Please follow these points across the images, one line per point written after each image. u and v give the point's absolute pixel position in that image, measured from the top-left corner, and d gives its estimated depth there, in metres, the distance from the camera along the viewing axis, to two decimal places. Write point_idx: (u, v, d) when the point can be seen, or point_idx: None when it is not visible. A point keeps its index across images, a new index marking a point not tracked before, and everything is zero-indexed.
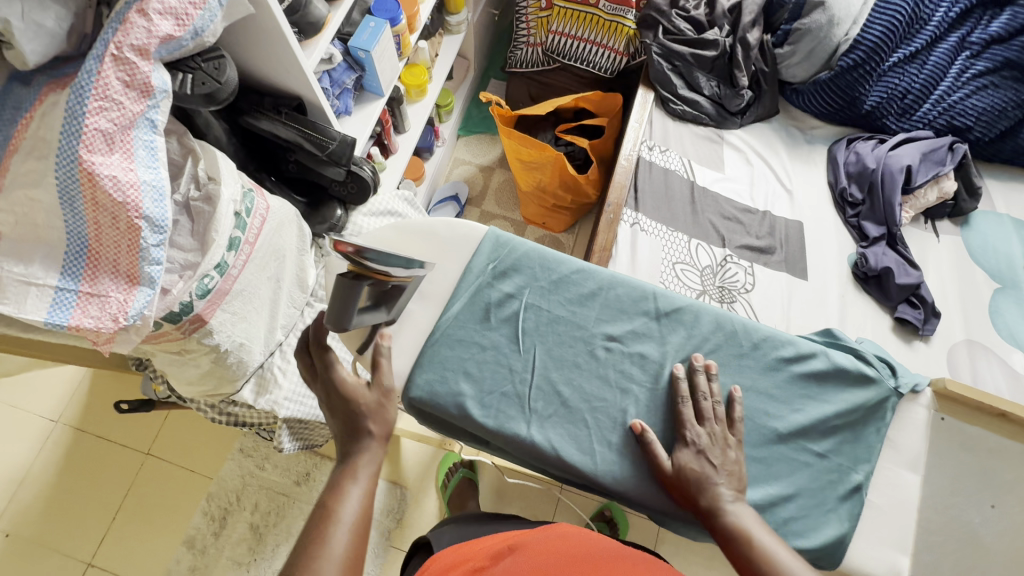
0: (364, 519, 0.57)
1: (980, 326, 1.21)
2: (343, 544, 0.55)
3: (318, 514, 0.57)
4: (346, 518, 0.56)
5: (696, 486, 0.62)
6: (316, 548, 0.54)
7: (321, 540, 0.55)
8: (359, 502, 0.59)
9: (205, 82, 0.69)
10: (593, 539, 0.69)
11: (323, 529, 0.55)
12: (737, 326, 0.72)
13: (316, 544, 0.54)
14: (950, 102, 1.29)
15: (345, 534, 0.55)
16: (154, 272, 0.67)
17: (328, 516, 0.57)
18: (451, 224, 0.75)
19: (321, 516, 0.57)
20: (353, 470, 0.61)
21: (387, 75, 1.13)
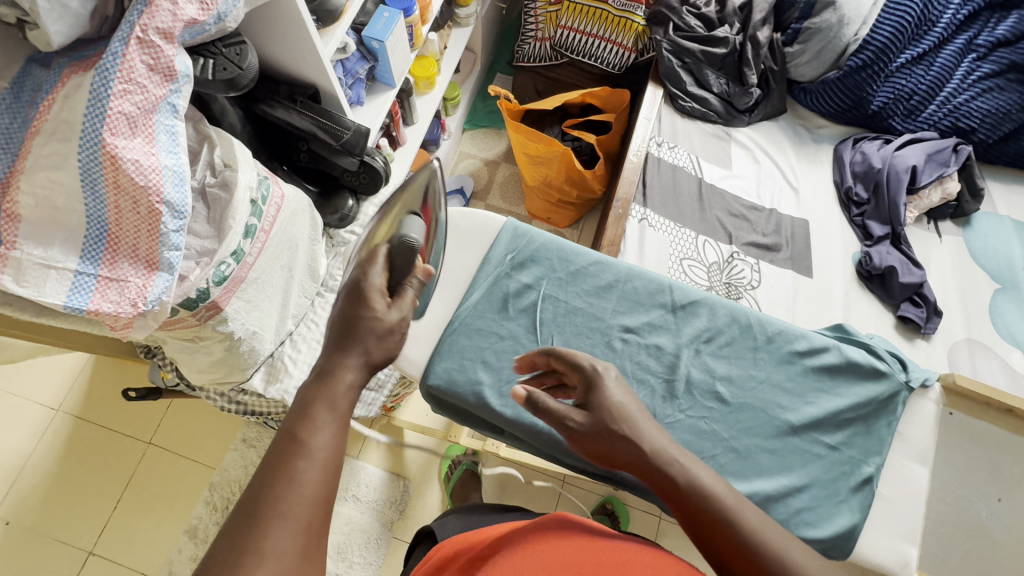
0: (342, 457, 0.43)
1: (980, 325, 1.23)
2: (313, 482, 0.40)
3: (283, 437, 0.42)
4: (316, 450, 0.41)
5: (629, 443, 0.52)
6: (279, 489, 0.39)
7: (283, 476, 0.40)
8: (333, 434, 0.43)
9: (227, 68, 0.69)
10: (596, 527, 0.66)
11: (285, 464, 0.40)
12: (751, 319, 0.73)
13: (281, 476, 0.40)
14: (955, 104, 1.31)
15: (315, 472, 0.41)
16: (173, 257, 0.67)
17: (294, 444, 0.42)
18: (470, 214, 0.77)
19: (285, 441, 0.42)
20: (333, 388, 0.45)
21: (399, 66, 1.13)
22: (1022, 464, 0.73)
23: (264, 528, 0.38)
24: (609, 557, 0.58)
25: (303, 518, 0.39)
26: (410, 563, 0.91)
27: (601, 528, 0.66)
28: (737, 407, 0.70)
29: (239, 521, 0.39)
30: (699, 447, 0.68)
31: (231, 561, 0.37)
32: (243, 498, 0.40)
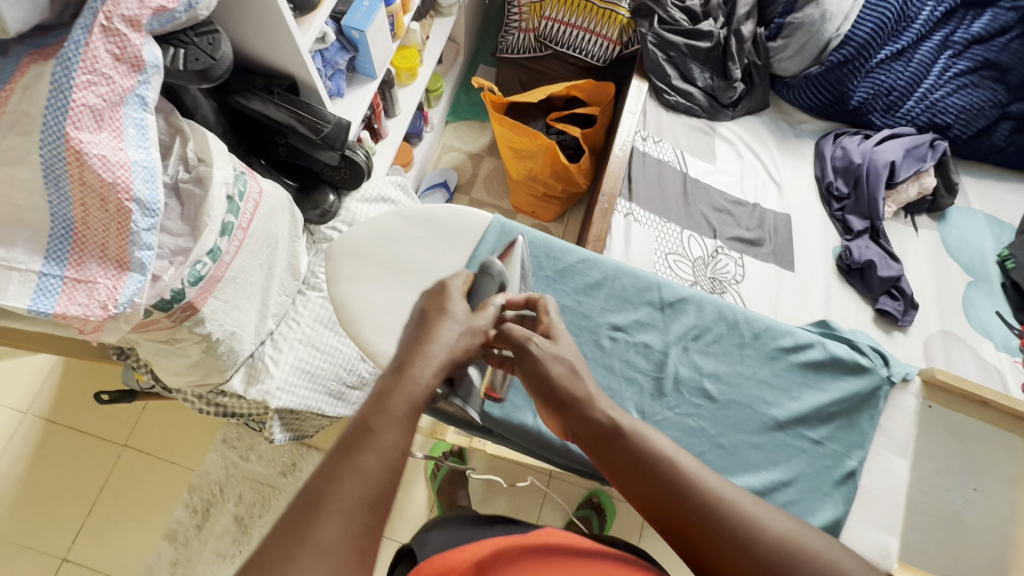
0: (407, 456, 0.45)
1: (954, 317, 1.26)
2: (375, 473, 0.43)
3: (354, 427, 0.45)
4: (385, 446, 0.44)
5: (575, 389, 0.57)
6: (346, 477, 0.42)
7: (351, 465, 0.43)
8: (402, 435, 0.46)
9: (199, 58, 0.65)
10: (579, 545, 0.64)
11: (354, 452, 0.43)
12: (738, 316, 0.73)
13: (346, 463, 0.42)
14: (932, 99, 1.33)
15: (381, 465, 0.43)
16: (145, 257, 0.64)
17: (364, 435, 0.45)
18: (455, 211, 0.75)
19: (357, 432, 0.45)
20: (408, 386, 0.49)
21: (380, 57, 1.10)
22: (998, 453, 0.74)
23: (323, 511, 0.40)
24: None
25: (357, 509, 0.41)
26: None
27: (585, 545, 0.64)
28: (724, 404, 0.70)
29: (302, 504, 0.41)
30: (687, 444, 0.68)
31: (289, 538, 0.39)
32: (308, 483, 0.42)
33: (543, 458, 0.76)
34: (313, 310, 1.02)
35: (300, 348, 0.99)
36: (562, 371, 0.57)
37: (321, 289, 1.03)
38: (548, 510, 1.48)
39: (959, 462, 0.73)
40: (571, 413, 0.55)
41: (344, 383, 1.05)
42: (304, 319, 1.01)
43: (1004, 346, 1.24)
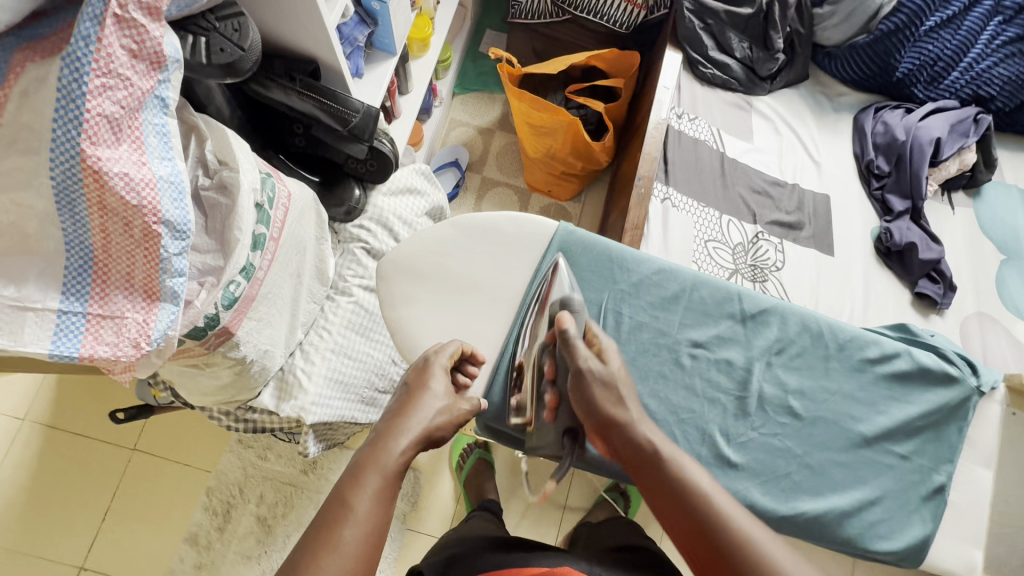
0: (381, 521, 0.50)
1: (989, 298, 1.24)
2: (353, 542, 0.48)
3: (336, 499, 0.51)
4: (361, 518, 0.49)
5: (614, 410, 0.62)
6: (325, 554, 0.47)
7: (331, 541, 0.47)
8: (376, 502, 0.51)
9: (224, 48, 0.56)
10: None
11: (334, 527, 0.48)
12: (822, 326, 0.73)
13: (325, 533, 0.48)
14: (978, 71, 1.27)
15: (359, 539, 0.48)
16: (177, 285, 0.55)
17: (341, 507, 0.50)
18: (517, 219, 0.77)
19: (336, 505, 0.50)
20: (381, 458, 0.54)
21: (400, 31, 0.98)
22: None
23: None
24: None
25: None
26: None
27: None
28: (810, 422, 0.70)
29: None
30: (775, 465, 0.69)
31: None
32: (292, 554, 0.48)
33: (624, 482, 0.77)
34: (344, 316, 0.94)
35: (332, 358, 0.91)
36: (607, 394, 0.62)
37: (351, 293, 0.95)
38: (575, 498, 1.45)
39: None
40: (615, 429, 0.61)
41: (377, 389, 0.99)
42: (335, 327, 0.93)
43: None
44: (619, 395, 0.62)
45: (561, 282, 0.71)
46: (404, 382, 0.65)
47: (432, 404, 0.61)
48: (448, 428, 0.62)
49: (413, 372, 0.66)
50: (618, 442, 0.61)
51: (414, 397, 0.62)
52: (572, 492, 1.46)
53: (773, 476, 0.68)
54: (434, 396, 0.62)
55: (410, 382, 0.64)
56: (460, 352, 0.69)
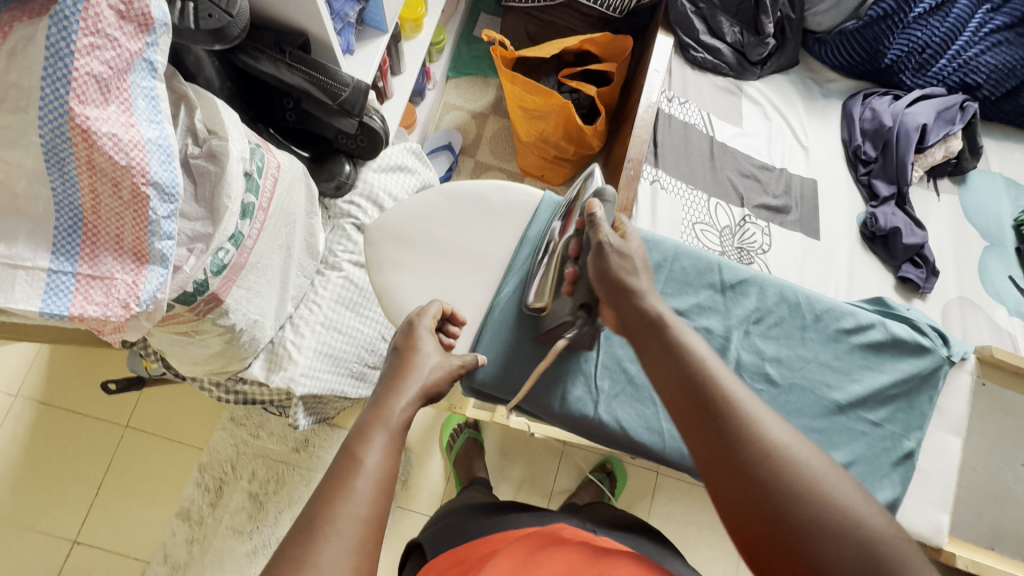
0: (391, 473, 0.53)
1: (971, 283, 1.26)
2: (367, 492, 0.50)
3: (344, 455, 0.53)
4: (373, 468, 0.52)
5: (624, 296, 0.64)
6: (341, 502, 0.49)
7: (334, 489, 0.49)
8: (383, 454, 0.54)
9: (212, 13, 0.57)
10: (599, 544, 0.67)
11: (345, 479, 0.50)
12: (800, 297, 0.75)
13: (337, 483, 0.50)
14: (965, 58, 1.29)
15: (348, 484, 0.50)
16: (166, 247, 0.56)
17: (352, 462, 0.52)
18: (503, 188, 0.78)
19: (346, 460, 0.52)
20: (384, 417, 0.58)
21: (391, 9, 0.99)
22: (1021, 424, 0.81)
23: (326, 530, 0.46)
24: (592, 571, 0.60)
25: (358, 532, 0.47)
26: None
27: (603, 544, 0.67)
28: (786, 389, 0.73)
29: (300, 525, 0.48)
30: None
31: (294, 552, 0.45)
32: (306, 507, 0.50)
33: (614, 449, 0.79)
34: (334, 291, 0.95)
35: (322, 332, 0.93)
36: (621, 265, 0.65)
37: (341, 268, 0.96)
38: (564, 478, 1.47)
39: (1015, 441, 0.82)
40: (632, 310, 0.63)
41: (367, 363, 1.00)
42: (326, 301, 0.94)
43: (1016, 311, 1.24)
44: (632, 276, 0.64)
45: (595, 185, 0.73)
46: (393, 343, 0.69)
47: (426, 364, 0.65)
48: (442, 383, 0.65)
49: (400, 339, 0.69)
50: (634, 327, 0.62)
51: (407, 360, 0.65)
52: (561, 473, 1.48)
53: None
54: (425, 355, 0.66)
55: (399, 343, 0.67)
56: (440, 311, 0.72)
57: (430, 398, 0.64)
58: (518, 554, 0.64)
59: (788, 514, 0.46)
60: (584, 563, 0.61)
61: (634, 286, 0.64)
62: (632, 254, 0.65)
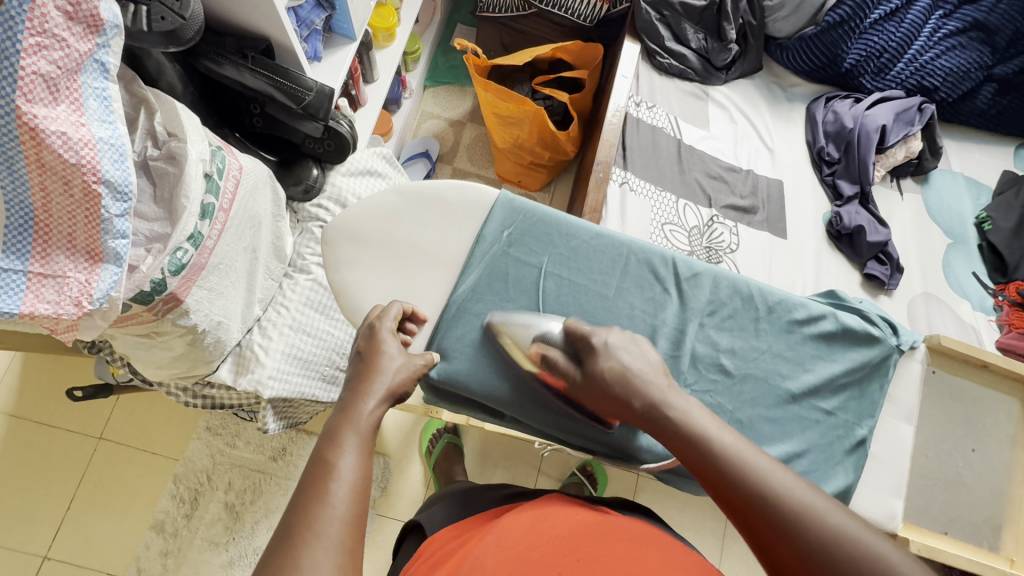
0: (365, 473, 0.53)
1: (936, 279, 1.28)
2: (344, 498, 0.50)
3: (315, 461, 0.53)
4: (345, 472, 0.52)
5: (622, 397, 0.64)
6: (318, 506, 0.49)
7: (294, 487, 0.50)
8: (356, 456, 0.54)
9: (165, 16, 0.58)
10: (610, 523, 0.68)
11: (320, 485, 0.50)
12: (753, 289, 0.78)
13: (312, 490, 0.50)
14: (921, 62, 1.33)
15: (307, 492, 0.50)
16: (120, 246, 0.57)
17: (325, 468, 0.52)
18: (459, 187, 0.80)
19: (318, 466, 0.52)
20: (352, 421, 0.58)
21: (359, 16, 1.01)
22: (966, 411, 0.85)
23: (305, 534, 0.47)
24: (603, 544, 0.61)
25: (339, 532, 0.48)
26: (400, 553, 0.85)
27: (615, 523, 0.68)
28: (740, 379, 0.76)
29: (278, 540, 0.47)
30: None
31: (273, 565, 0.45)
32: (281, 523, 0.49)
33: (576, 441, 0.78)
34: (301, 293, 0.96)
35: (290, 334, 0.93)
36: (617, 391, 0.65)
37: (309, 271, 0.97)
38: (544, 482, 1.47)
39: (963, 426, 0.85)
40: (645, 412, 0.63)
41: (338, 366, 1.00)
42: (293, 303, 0.94)
43: (981, 306, 1.27)
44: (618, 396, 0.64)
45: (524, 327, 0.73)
46: (355, 342, 0.70)
47: (385, 366, 0.65)
48: (409, 383, 0.66)
49: (360, 340, 0.69)
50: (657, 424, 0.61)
51: (371, 361, 0.65)
52: (541, 476, 1.48)
53: None
54: (389, 356, 0.66)
55: (362, 347, 0.67)
56: (401, 312, 0.72)
57: (395, 396, 0.64)
58: (524, 525, 0.64)
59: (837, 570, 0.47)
60: (590, 521, 0.67)
61: (627, 399, 0.64)
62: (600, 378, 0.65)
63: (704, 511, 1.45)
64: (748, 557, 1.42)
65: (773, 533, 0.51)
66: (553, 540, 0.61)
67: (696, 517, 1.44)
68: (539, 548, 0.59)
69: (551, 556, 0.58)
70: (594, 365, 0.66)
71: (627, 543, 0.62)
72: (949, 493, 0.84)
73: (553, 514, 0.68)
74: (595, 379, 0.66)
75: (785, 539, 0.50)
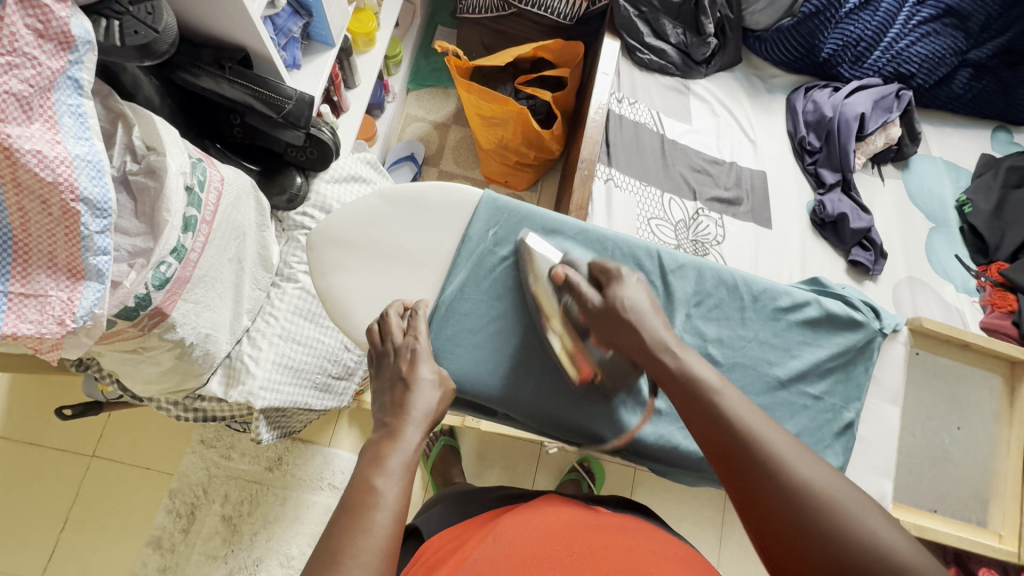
0: (405, 501, 0.53)
1: (920, 263, 1.30)
2: (385, 526, 0.51)
3: (357, 485, 0.53)
4: (389, 502, 0.52)
5: (635, 325, 0.67)
6: (358, 534, 0.49)
7: None
8: (398, 484, 0.54)
9: (139, 30, 0.58)
10: (612, 522, 0.68)
11: (362, 511, 0.51)
12: (737, 279, 0.79)
13: (353, 513, 0.51)
14: (897, 49, 1.35)
15: (346, 517, 0.51)
16: (102, 263, 0.57)
17: (365, 491, 0.53)
18: (442, 189, 0.80)
19: (360, 491, 0.53)
20: (398, 447, 0.58)
21: (337, 22, 1.01)
22: (952, 391, 0.87)
23: (347, 563, 0.47)
24: (596, 541, 0.61)
25: (377, 561, 0.48)
26: (399, 556, 0.85)
27: (619, 522, 0.69)
28: (728, 368, 0.76)
29: (319, 564, 0.48)
30: None
31: None
32: (320, 547, 0.49)
33: (573, 442, 0.79)
34: (289, 302, 0.96)
35: (280, 343, 0.92)
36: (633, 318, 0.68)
37: (296, 279, 0.97)
38: (542, 480, 1.47)
39: (947, 405, 0.87)
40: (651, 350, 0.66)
41: (330, 373, 1.00)
42: (282, 312, 0.94)
43: (964, 288, 1.29)
44: (630, 323, 0.68)
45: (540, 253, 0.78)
46: (388, 365, 0.68)
47: (419, 390, 0.64)
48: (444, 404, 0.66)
49: (403, 366, 0.67)
50: (661, 368, 0.64)
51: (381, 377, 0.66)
52: (539, 475, 1.48)
53: None
54: (427, 382, 0.65)
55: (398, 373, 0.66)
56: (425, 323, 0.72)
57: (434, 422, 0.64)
58: (518, 525, 0.65)
59: (808, 518, 0.50)
60: (581, 519, 0.68)
61: (636, 329, 0.67)
62: (617, 303, 0.69)
63: (701, 502, 1.46)
64: (747, 546, 1.43)
65: (759, 484, 0.53)
66: (549, 537, 0.62)
67: (694, 509, 1.45)
68: (527, 546, 0.60)
69: (540, 550, 0.59)
70: (616, 288, 0.70)
71: (623, 539, 0.62)
72: (937, 472, 0.86)
73: (556, 514, 0.69)
74: (612, 301, 0.70)
75: (772, 490, 0.52)
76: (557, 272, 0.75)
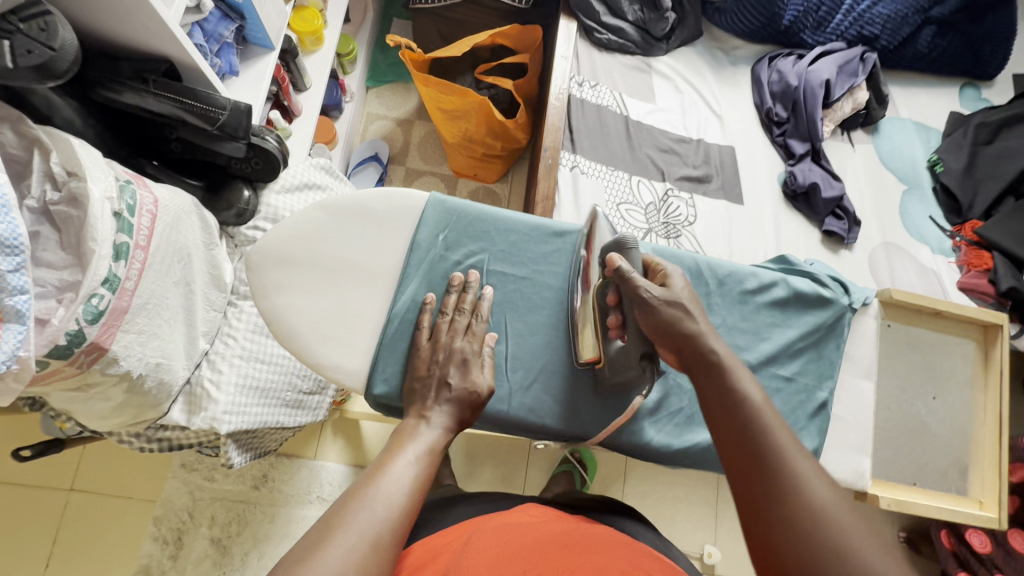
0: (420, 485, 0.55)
1: (895, 228, 1.28)
2: (395, 496, 0.52)
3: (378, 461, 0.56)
4: (401, 478, 0.54)
5: (682, 326, 0.63)
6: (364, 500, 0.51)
7: None
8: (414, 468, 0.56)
9: (32, 49, 0.54)
10: (605, 535, 0.67)
11: (376, 481, 0.53)
12: (702, 265, 0.77)
13: (366, 482, 0.53)
14: (859, 11, 1.33)
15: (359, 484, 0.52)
16: (20, 302, 0.53)
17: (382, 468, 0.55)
18: (385, 195, 0.77)
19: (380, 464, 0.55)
20: (416, 437, 0.60)
21: (273, 23, 0.96)
22: (925, 360, 0.87)
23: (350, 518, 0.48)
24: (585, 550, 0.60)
25: (380, 524, 0.49)
26: None
27: (612, 535, 0.67)
28: None
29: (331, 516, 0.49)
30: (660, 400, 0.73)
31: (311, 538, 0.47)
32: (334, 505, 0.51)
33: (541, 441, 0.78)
34: (248, 321, 0.93)
35: (241, 364, 0.89)
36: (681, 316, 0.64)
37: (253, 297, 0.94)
38: (534, 476, 1.46)
39: (922, 375, 0.87)
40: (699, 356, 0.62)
41: (300, 390, 0.96)
42: (241, 333, 0.91)
43: (940, 249, 1.28)
44: (676, 320, 0.63)
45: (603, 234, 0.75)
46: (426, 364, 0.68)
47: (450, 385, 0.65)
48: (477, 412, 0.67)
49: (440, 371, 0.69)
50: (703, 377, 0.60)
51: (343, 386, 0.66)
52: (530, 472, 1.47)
53: (666, 414, 0.79)
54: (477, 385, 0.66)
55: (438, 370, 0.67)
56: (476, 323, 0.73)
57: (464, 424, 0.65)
58: (496, 541, 0.62)
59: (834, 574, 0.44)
60: (560, 532, 0.65)
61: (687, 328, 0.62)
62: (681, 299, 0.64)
63: (694, 483, 1.46)
64: None
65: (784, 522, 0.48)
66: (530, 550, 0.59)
67: (688, 490, 1.45)
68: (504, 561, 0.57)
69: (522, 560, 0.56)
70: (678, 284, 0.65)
71: (608, 552, 0.60)
72: (917, 444, 0.85)
73: (541, 527, 0.67)
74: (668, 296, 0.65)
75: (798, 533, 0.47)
76: (612, 261, 0.67)
